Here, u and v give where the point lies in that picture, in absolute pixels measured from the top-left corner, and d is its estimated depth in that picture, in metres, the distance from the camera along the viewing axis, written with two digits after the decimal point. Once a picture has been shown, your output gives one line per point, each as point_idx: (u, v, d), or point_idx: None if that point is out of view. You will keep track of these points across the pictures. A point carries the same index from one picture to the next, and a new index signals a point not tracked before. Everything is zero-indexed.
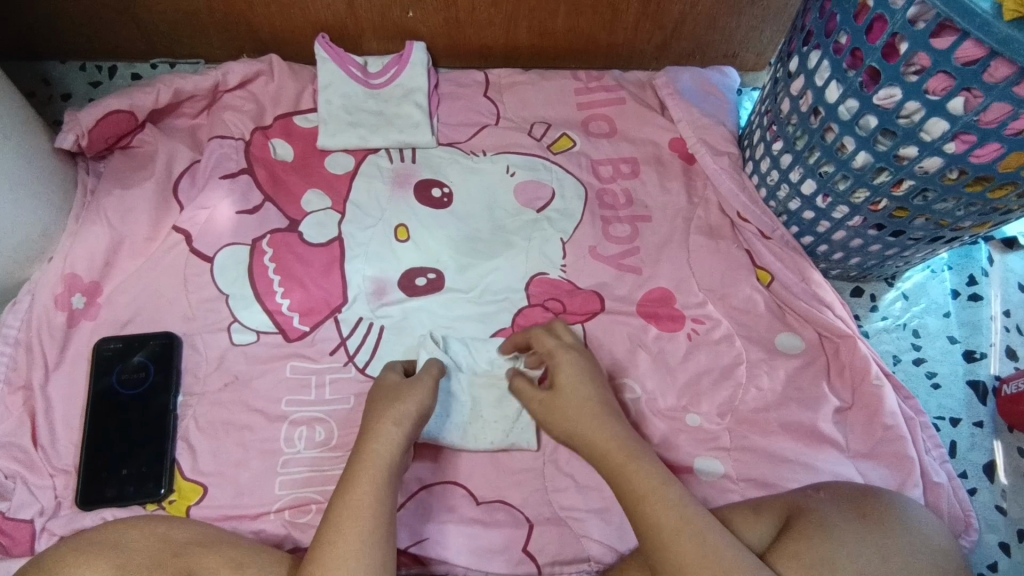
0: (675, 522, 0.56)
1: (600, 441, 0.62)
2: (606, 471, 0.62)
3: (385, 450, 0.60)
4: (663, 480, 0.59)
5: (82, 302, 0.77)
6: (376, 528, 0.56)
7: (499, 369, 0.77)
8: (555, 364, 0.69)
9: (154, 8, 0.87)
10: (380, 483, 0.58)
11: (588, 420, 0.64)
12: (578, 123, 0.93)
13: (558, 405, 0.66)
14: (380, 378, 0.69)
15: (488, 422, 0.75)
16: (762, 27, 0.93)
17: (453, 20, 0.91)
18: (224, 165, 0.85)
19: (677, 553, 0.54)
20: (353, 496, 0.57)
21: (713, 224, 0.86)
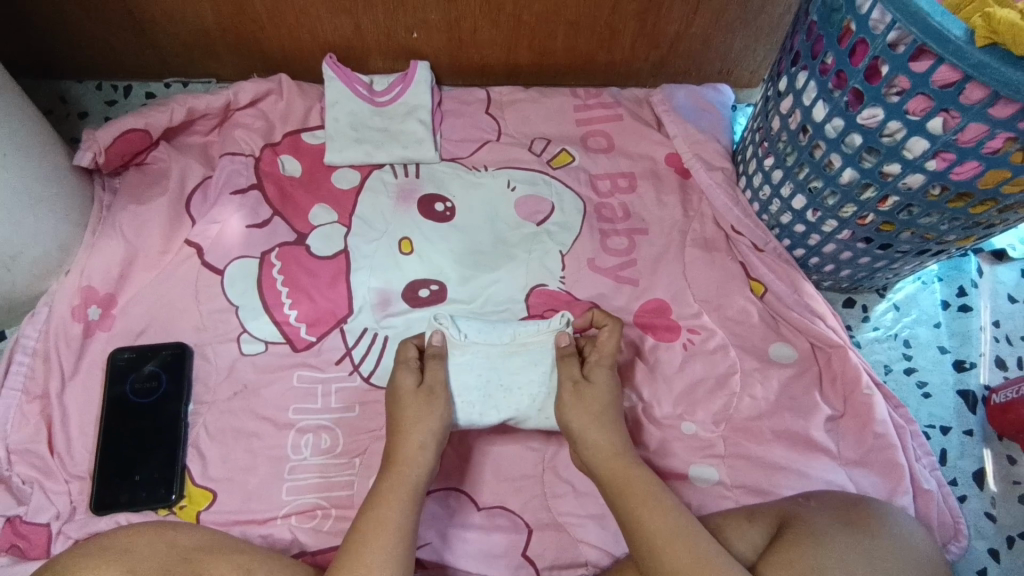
0: (671, 526, 0.60)
1: (610, 444, 0.67)
2: (614, 469, 0.66)
3: (412, 472, 0.65)
4: (657, 491, 0.63)
5: (97, 313, 0.79)
6: (403, 546, 0.60)
7: (518, 344, 0.73)
8: (599, 365, 0.72)
9: (169, 29, 0.90)
10: (406, 503, 0.63)
11: (615, 426, 0.69)
12: (577, 139, 0.96)
13: (596, 398, 0.69)
14: (396, 379, 0.70)
15: (508, 395, 0.72)
16: (755, 46, 0.96)
17: (456, 41, 0.94)
18: (235, 182, 0.88)
19: (672, 554, 0.58)
20: (380, 513, 0.61)
21: (708, 236, 0.88)
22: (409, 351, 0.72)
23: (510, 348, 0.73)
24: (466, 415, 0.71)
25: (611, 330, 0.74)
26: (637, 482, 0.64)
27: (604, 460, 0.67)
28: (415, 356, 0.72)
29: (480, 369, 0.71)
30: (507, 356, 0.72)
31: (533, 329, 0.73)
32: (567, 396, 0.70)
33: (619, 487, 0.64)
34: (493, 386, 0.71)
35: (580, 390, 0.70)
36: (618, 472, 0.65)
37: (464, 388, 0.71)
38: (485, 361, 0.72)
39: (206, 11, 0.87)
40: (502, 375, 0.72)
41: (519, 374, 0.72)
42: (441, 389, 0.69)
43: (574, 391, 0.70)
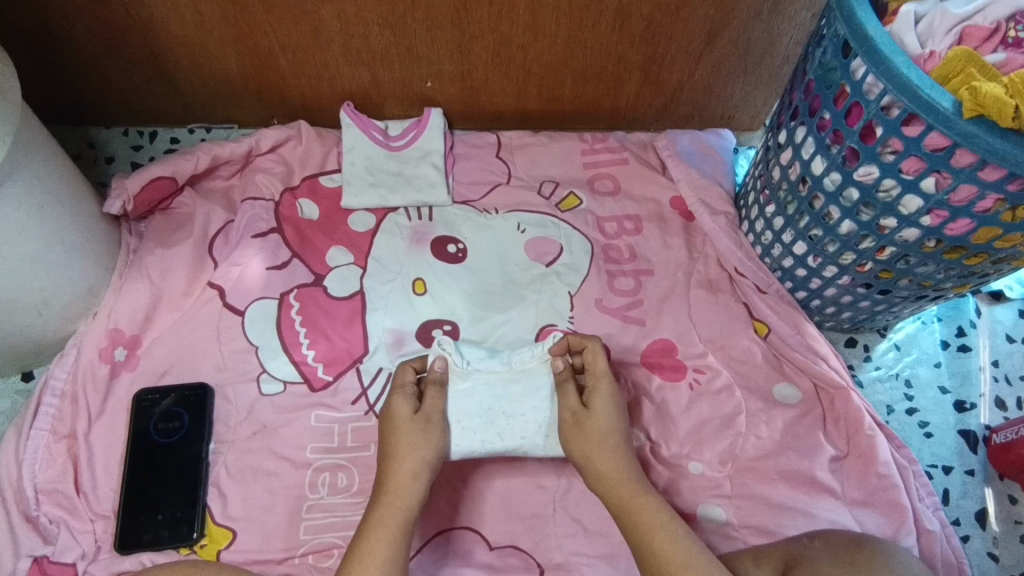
0: (680, 555, 0.63)
1: (613, 473, 0.70)
2: (620, 497, 0.69)
3: (404, 503, 0.67)
4: (665, 520, 0.66)
5: (123, 354, 0.82)
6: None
7: (515, 369, 0.75)
8: (596, 391, 0.73)
9: (195, 80, 0.94)
10: (397, 535, 0.65)
11: (617, 451, 0.71)
12: (585, 182, 1.00)
13: (596, 427, 0.72)
14: (391, 404, 0.72)
15: (510, 423, 0.74)
16: (755, 93, 1.00)
17: (469, 89, 0.98)
18: (256, 225, 0.91)
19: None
20: (372, 543, 0.64)
21: (712, 278, 0.91)
22: (405, 376, 0.74)
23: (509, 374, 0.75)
24: (468, 443, 0.74)
25: (594, 351, 0.75)
26: (642, 510, 0.67)
27: (610, 487, 0.70)
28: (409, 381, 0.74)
29: (481, 397, 0.73)
30: (507, 383, 0.74)
31: (531, 355, 0.75)
32: (566, 425, 0.73)
33: (625, 514, 0.68)
34: (494, 413, 0.74)
35: (578, 419, 0.72)
36: (624, 498, 0.68)
37: (467, 416, 0.73)
38: (486, 389, 0.74)
39: (232, 64, 0.91)
40: (503, 402, 0.74)
41: (520, 401, 0.74)
42: (438, 417, 0.72)
43: (574, 422, 0.72)
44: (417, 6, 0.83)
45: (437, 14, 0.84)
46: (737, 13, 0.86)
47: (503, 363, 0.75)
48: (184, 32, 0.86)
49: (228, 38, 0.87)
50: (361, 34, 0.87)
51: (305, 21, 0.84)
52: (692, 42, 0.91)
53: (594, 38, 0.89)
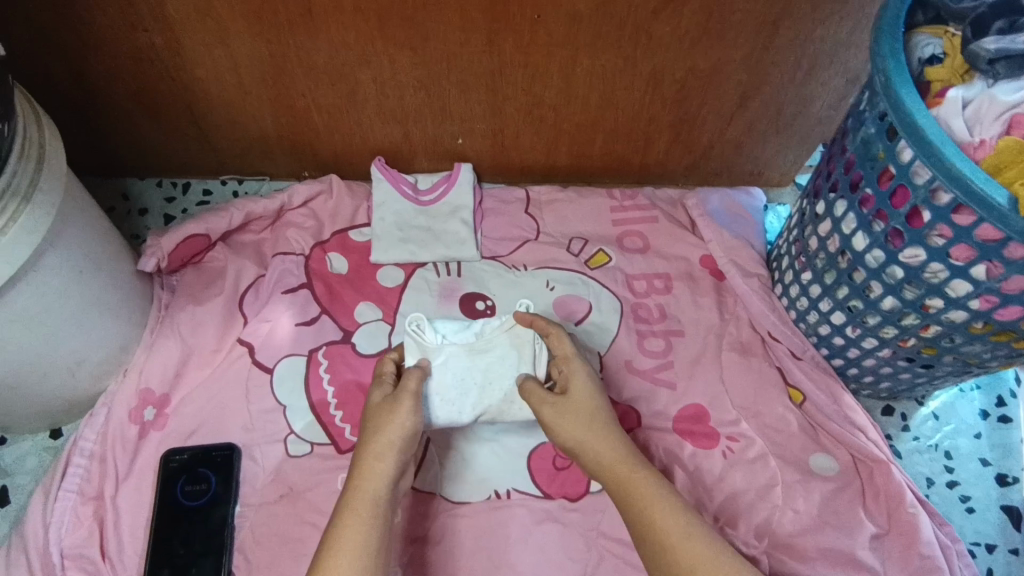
0: (684, 533, 0.60)
1: (605, 457, 0.65)
2: (617, 480, 0.64)
3: (374, 488, 0.62)
4: (664, 496, 0.62)
5: (152, 413, 0.81)
6: (361, 562, 0.57)
7: (487, 337, 0.75)
8: (571, 374, 0.70)
9: (230, 136, 0.96)
10: (368, 520, 0.60)
11: (608, 431, 0.67)
12: (613, 239, 0.99)
13: (578, 410, 0.68)
14: (369, 398, 0.69)
15: (485, 392, 0.75)
16: (786, 151, 1.00)
17: (499, 145, 0.98)
18: (286, 281, 0.92)
19: (689, 556, 0.59)
20: (342, 534, 0.59)
21: (744, 340, 0.89)
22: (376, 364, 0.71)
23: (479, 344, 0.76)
24: (446, 414, 0.74)
25: (559, 336, 0.72)
26: (643, 491, 0.63)
27: (605, 471, 0.65)
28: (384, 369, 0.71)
29: (455, 369, 0.74)
30: (478, 353, 0.75)
31: (498, 323, 0.76)
32: (548, 417, 0.68)
33: (626, 499, 0.63)
34: (470, 384, 0.74)
35: (560, 406, 0.68)
36: (621, 481, 0.64)
37: (443, 387, 0.74)
38: (460, 361, 0.74)
39: (266, 120, 0.92)
40: (478, 372, 0.74)
41: (493, 370, 0.75)
42: (409, 395, 0.67)
43: (554, 407, 0.68)
44: (452, 70, 0.84)
45: (471, 77, 0.85)
46: (771, 79, 0.86)
47: (475, 334, 0.76)
48: (222, 91, 0.87)
49: (264, 97, 0.88)
50: (395, 94, 0.88)
51: (341, 83, 0.85)
52: (724, 105, 0.91)
53: (627, 99, 0.89)
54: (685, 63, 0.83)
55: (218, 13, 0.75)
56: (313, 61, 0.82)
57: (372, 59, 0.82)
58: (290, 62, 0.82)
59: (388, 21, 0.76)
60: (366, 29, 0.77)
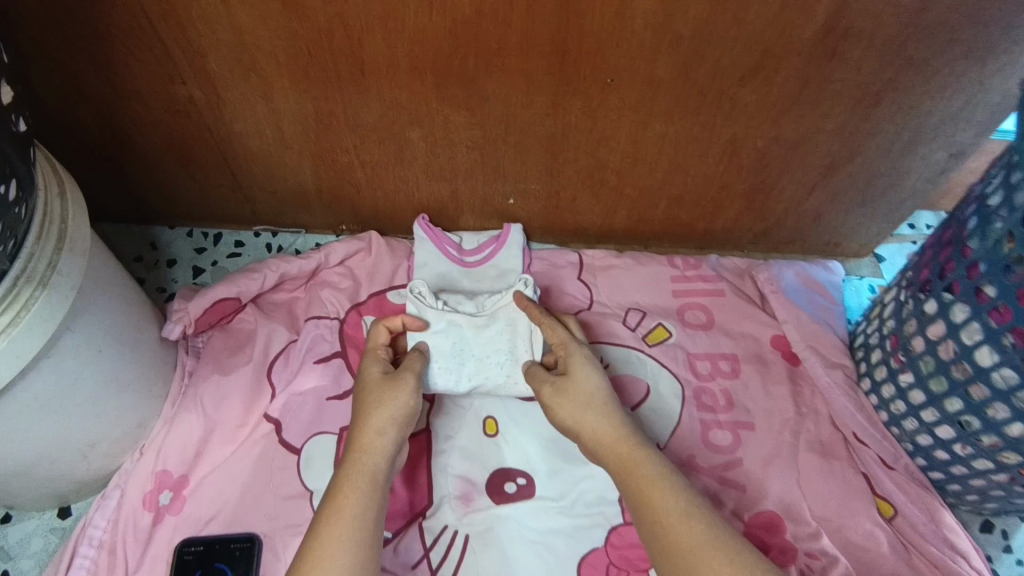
0: (682, 510, 0.56)
1: (606, 439, 0.62)
2: (619, 462, 0.61)
3: (373, 461, 0.60)
4: (665, 476, 0.59)
5: (168, 497, 0.74)
6: (360, 535, 0.55)
7: (486, 309, 0.79)
8: (569, 355, 0.68)
9: (265, 189, 0.89)
10: (366, 492, 0.58)
11: (608, 410, 0.63)
12: (674, 312, 0.91)
13: (576, 389, 0.65)
14: (363, 370, 0.68)
15: (480, 363, 0.77)
16: (869, 223, 0.91)
17: (553, 208, 0.90)
18: (319, 348, 0.85)
19: (688, 535, 0.54)
20: (337, 505, 0.57)
21: (824, 439, 0.80)
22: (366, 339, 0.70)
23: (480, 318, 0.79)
24: (443, 381, 0.77)
25: (550, 325, 0.71)
26: (644, 474, 0.59)
27: (608, 452, 0.62)
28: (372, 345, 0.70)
29: (454, 337, 0.77)
30: (478, 327, 0.78)
31: (499, 298, 0.80)
32: (548, 400, 0.66)
33: (629, 481, 0.59)
34: (466, 354, 0.77)
35: (557, 387, 0.65)
36: (624, 464, 0.60)
37: (441, 356, 0.76)
38: (459, 331, 0.78)
39: (306, 175, 0.86)
40: (474, 343, 0.78)
41: (489, 344, 0.78)
42: (410, 373, 0.67)
43: (553, 389, 0.66)
44: (510, 132, 0.77)
45: (530, 140, 0.78)
46: (864, 150, 0.78)
47: (475, 307, 0.80)
48: (261, 145, 0.81)
49: (306, 152, 0.82)
50: (445, 153, 0.81)
51: (389, 141, 0.79)
52: (807, 175, 0.82)
53: (698, 167, 0.81)
54: (769, 132, 0.75)
55: (262, 68, 0.69)
56: (361, 119, 0.76)
57: (424, 118, 0.75)
58: (337, 119, 0.76)
59: (447, 81, 0.70)
60: (421, 89, 0.71)
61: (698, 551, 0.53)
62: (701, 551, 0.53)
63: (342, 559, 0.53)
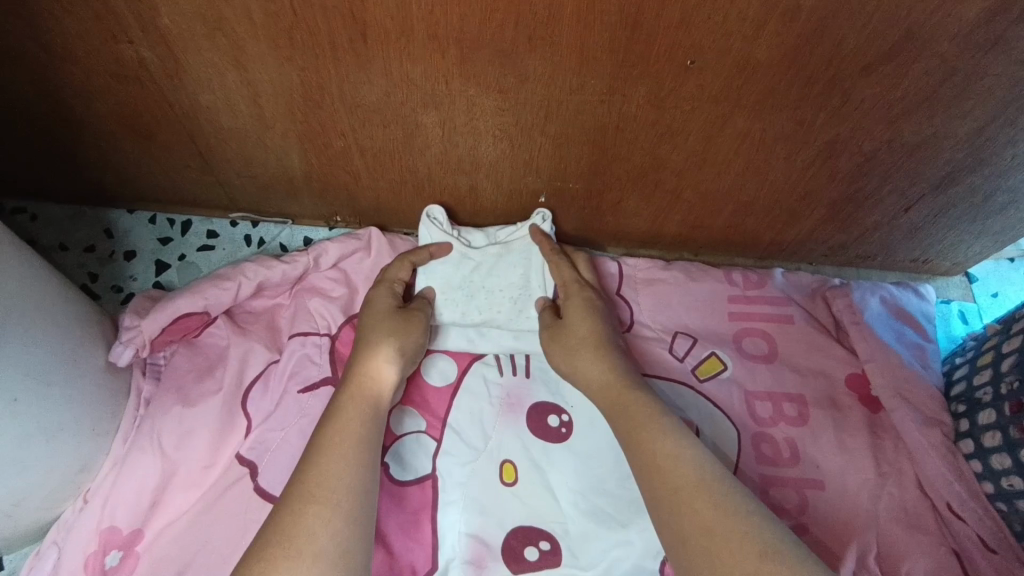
0: (669, 450, 0.51)
1: (602, 378, 0.61)
2: (612, 399, 0.59)
3: (378, 387, 0.58)
4: (657, 415, 0.55)
5: (116, 558, 0.61)
6: (365, 452, 0.51)
7: (499, 241, 0.76)
8: (571, 299, 0.69)
9: (242, 174, 0.73)
10: (369, 413, 0.55)
11: (601, 351, 0.63)
12: (729, 339, 0.76)
13: (572, 330, 0.66)
14: (370, 302, 0.67)
15: (491, 297, 0.74)
16: (971, 241, 0.76)
17: (592, 209, 0.74)
18: (305, 372, 0.69)
19: (675, 476, 0.49)
20: (338, 420, 0.53)
21: (910, 508, 0.66)
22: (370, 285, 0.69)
23: (494, 249, 0.75)
24: (449, 316, 0.73)
25: (557, 265, 0.71)
26: (636, 402, 0.57)
27: (603, 390, 0.61)
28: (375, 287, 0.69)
29: (465, 269, 0.74)
30: (490, 260, 0.75)
31: (514, 231, 0.76)
32: (547, 347, 0.67)
33: (619, 414, 0.57)
34: (476, 286, 0.74)
35: (555, 333, 0.67)
36: (616, 400, 0.59)
37: (450, 287, 0.73)
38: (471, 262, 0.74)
39: (293, 160, 0.70)
40: (486, 276, 0.74)
41: (502, 278, 0.74)
42: (417, 314, 0.67)
43: (552, 334, 0.67)
44: (551, 121, 0.60)
45: (576, 131, 0.62)
46: (993, 161, 0.62)
47: (488, 239, 0.76)
48: (236, 125, 0.65)
49: (293, 135, 0.65)
50: (466, 144, 0.65)
51: (397, 126, 0.62)
52: (915, 186, 0.66)
53: (781, 171, 0.65)
54: (882, 134, 0.59)
55: (231, 27, 0.52)
56: (361, 98, 0.59)
57: (442, 100, 0.59)
58: (330, 97, 0.59)
59: (476, 55, 0.53)
60: (442, 64, 0.54)
61: (682, 492, 0.48)
62: (685, 491, 0.48)
63: (345, 470, 0.49)
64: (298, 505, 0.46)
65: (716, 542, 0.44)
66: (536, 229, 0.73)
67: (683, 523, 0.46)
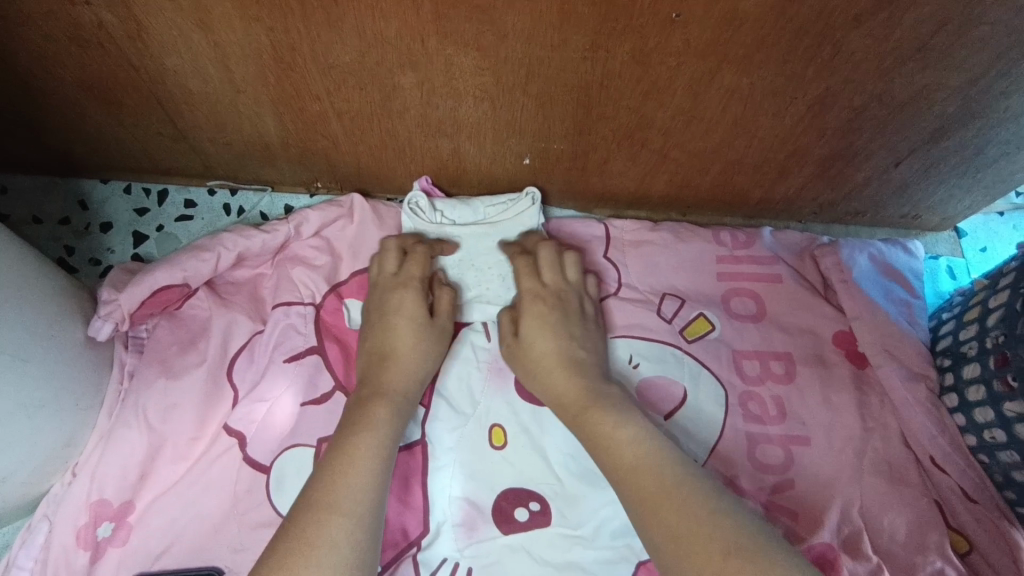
0: (631, 460, 0.52)
1: (565, 392, 0.61)
2: (577, 412, 0.59)
3: (395, 398, 0.59)
4: (618, 425, 0.56)
5: (109, 530, 0.62)
6: (382, 464, 0.53)
7: (487, 220, 0.75)
8: (528, 310, 0.66)
9: (217, 140, 0.71)
10: (387, 424, 0.56)
11: (561, 370, 0.62)
12: (718, 300, 0.76)
13: (530, 349, 0.64)
14: (387, 295, 0.66)
15: (481, 274, 0.73)
16: (962, 195, 0.75)
17: (578, 170, 0.73)
18: (290, 343, 0.69)
19: (637, 486, 0.50)
20: (358, 433, 0.54)
21: (893, 461, 0.67)
22: (388, 263, 0.68)
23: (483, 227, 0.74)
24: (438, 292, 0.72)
25: (519, 272, 0.69)
26: (601, 411, 0.58)
27: (564, 406, 0.61)
28: (396, 269, 0.67)
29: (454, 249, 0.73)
30: (480, 238, 0.74)
31: (503, 209, 0.75)
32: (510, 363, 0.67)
33: (585, 427, 0.58)
34: (466, 265, 0.73)
35: (514, 351, 0.66)
36: (580, 412, 0.59)
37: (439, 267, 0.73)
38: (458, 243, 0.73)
39: (268, 126, 0.67)
40: (475, 256, 0.73)
41: (491, 255, 0.74)
42: (445, 317, 0.66)
43: (512, 349, 0.66)
44: (532, 80, 0.58)
45: (559, 90, 0.60)
46: (987, 113, 0.61)
47: (475, 216, 0.75)
48: (205, 88, 0.62)
49: (266, 99, 0.63)
50: (447, 106, 0.63)
51: (374, 87, 0.60)
52: (906, 140, 0.65)
53: (769, 128, 0.64)
54: (873, 87, 0.58)
55: None
56: (334, 60, 0.57)
57: (419, 60, 0.56)
58: (303, 58, 0.57)
59: (454, 12, 0.51)
60: (418, 22, 0.52)
61: (651, 495, 0.49)
62: (654, 495, 0.49)
63: (364, 482, 0.51)
64: (321, 515, 0.47)
65: (684, 542, 0.45)
66: (527, 233, 0.73)
67: (653, 526, 0.48)
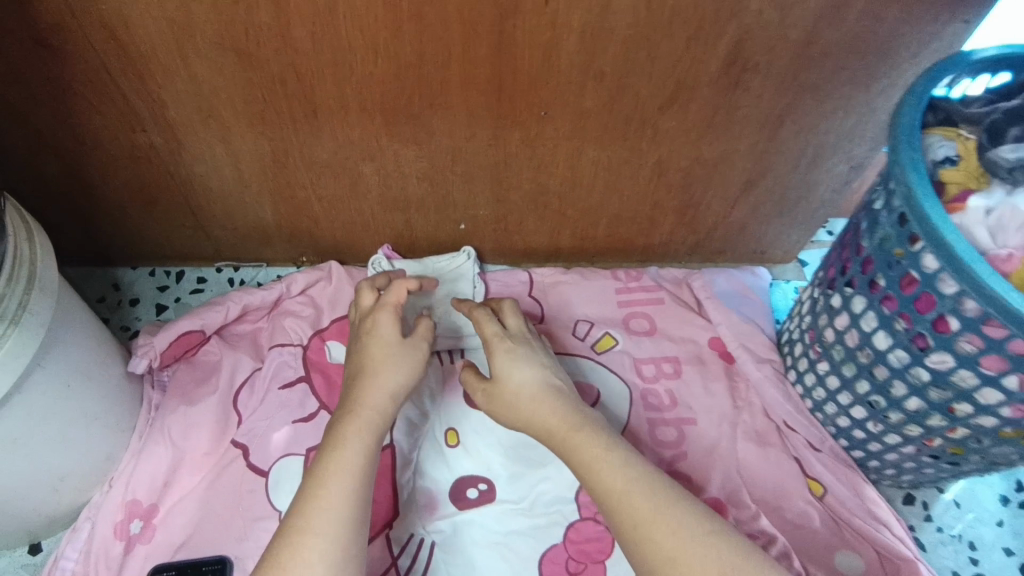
0: (622, 485, 0.59)
1: (543, 419, 0.67)
2: (562, 438, 0.65)
3: (370, 416, 0.66)
4: (605, 450, 0.62)
5: (139, 526, 0.77)
6: (359, 484, 0.61)
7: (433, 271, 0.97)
8: (500, 352, 0.72)
9: (227, 226, 0.93)
10: (360, 440, 0.64)
11: (538, 395, 0.68)
12: (619, 322, 0.97)
13: (504, 389, 0.70)
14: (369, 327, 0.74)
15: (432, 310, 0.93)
16: (789, 231, 1.01)
17: (502, 230, 0.97)
18: (283, 374, 0.87)
19: (630, 511, 0.57)
20: (338, 453, 0.62)
21: (760, 429, 0.87)
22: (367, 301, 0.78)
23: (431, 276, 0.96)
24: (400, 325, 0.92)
25: (479, 318, 0.76)
26: (585, 441, 0.63)
27: (548, 432, 0.66)
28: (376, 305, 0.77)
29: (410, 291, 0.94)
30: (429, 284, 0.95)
31: (446, 262, 0.97)
32: (484, 404, 0.72)
33: (569, 453, 0.64)
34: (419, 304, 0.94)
35: (490, 393, 0.71)
36: (564, 441, 0.65)
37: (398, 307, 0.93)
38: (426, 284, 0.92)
39: (266, 211, 0.90)
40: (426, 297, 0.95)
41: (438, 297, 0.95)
42: (422, 343, 0.75)
43: (489, 392, 0.71)
44: (457, 163, 0.84)
45: (475, 169, 0.85)
46: (775, 167, 0.87)
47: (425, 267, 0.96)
48: (221, 185, 0.86)
49: (266, 190, 0.86)
50: (397, 185, 0.87)
51: (344, 175, 0.84)
52: (729, 190, 0.91)
53: (631, 187, 0.89)
54: (690, 153, 0.84)
55: (220, 113, 0.74)
56: (316, 157, 0.81)
57: (375, 153, 0.81)
58: (293, 158, 0.81)
59: (396, 120, 0.76)
60: (373, 127, 0.77)
61: (641, 523, 0.56)
62: (644, 522, 0.56)
63: (340, 500, 0.59)
64: (302, 528, 0.56)
65: (679, 565, 0.53)
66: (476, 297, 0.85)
67: (651, 552, 0.55)
